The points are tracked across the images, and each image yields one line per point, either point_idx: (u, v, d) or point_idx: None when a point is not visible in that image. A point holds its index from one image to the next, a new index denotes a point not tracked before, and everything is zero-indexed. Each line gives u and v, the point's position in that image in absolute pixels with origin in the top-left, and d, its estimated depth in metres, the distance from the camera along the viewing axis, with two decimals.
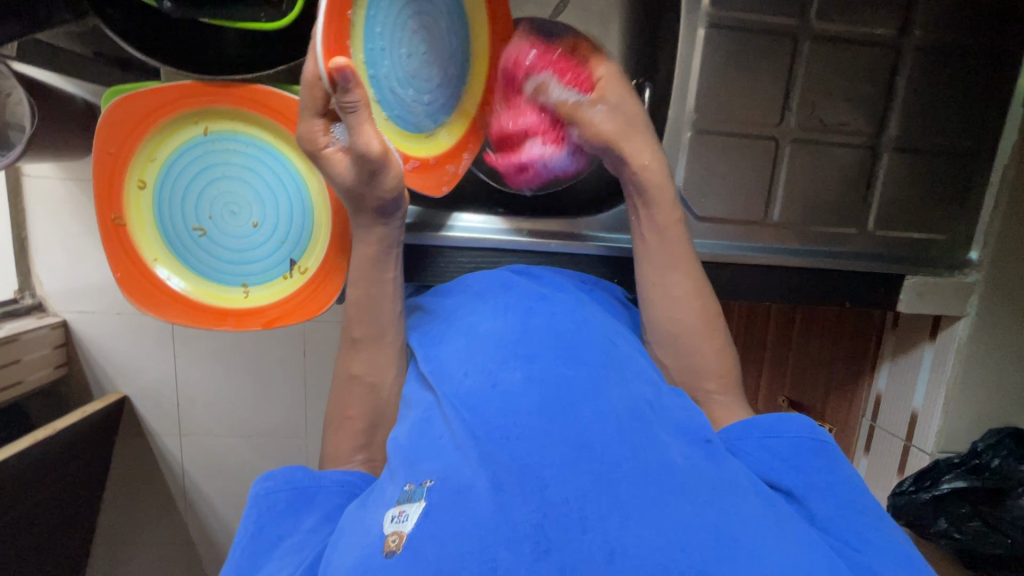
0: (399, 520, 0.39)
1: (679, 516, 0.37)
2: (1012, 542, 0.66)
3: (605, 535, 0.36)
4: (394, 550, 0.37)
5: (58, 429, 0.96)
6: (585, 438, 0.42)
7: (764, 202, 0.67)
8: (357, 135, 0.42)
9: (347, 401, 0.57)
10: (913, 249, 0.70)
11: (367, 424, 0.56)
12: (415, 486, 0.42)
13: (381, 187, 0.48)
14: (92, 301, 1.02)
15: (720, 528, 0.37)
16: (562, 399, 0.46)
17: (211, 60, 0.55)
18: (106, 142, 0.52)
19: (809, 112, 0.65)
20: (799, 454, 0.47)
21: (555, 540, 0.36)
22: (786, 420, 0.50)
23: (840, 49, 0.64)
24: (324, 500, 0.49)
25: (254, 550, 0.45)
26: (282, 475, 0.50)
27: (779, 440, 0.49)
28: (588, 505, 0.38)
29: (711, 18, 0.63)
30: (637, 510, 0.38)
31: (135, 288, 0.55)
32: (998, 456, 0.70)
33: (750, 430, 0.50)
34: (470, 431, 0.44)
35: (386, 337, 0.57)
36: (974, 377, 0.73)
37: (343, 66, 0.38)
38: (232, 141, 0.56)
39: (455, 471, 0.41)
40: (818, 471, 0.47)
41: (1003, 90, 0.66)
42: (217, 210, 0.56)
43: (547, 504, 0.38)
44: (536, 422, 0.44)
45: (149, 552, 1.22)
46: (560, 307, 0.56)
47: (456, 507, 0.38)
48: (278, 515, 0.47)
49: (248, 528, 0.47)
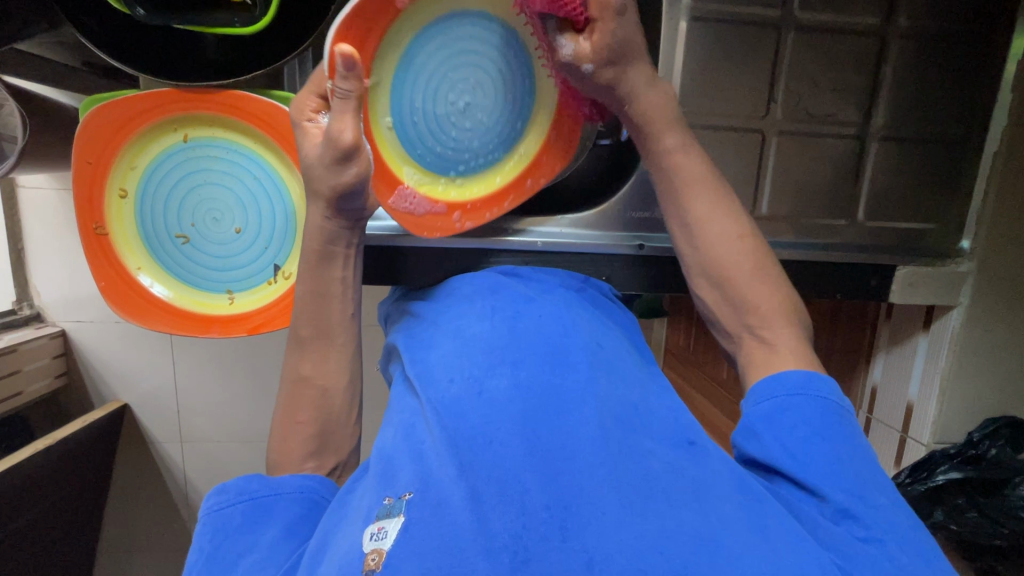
0: (378, 538, 0.38)
1: (662, 523, 0.37)
2: (1009, 531, 0.66)
3: (586, 544, 0.36)
4: (373, 569, 0.36)
5: (58, 438, 0.96)
6: (568, 448, 0.42)
7: (751, 196, 0.67)
8: (334, 119, 0.46)
9: (295, 405, 0.55)
10: (903, 240, 0.69)
11: (318, 429, 0.55)
12: (394, 500, 0.41)
13: (347, 178, 0.49)
14: (88, 311, 1.03)
15: (703, 535, 0.37)
16: (548, 405, 0.45)
17: (185, 65, 0.54)
18: (85, 152, 0.52)
19: (795, 104, 0.65)
20: (822, 422, 0.45)
21: (534, 550, 0.36)
22: (813, 379, 0.48)
23: (826, 39, 0.63)
24: (282, 509, 0.48)
25: (209, 569, 0.44)
26: (235, 488, 0.49)
27: (806, 399, 0.47)
28: (568, 515, 0.37)
29: (693, 11, 0.62)
30: (615, 517, 0.37)
31: (119, 297, 0.55)
32: (993, 446, 0.70)
33: (777, 386, 0.49)
34: (451, 440, 0.44)
35: (336, 339, 0.55)
36: (969, 366, 0.72)
37: (345, 54, 0.43)
38: (212, 147, 0.55)
39: (433, 483, 0.41)
40: (844, 442, 0.45)
41: (990, 78, 0.65)
42: (200, 217, 0.56)
43: (525, 513, 0.38)
44: (518, 430, 0.43)
45: (149, 560, 1.22)
46: (546, 310, 0.55)
47: (435, 519, 0.38)
48: (234, 530, 0.46)
49: (202, 547, 0.45)
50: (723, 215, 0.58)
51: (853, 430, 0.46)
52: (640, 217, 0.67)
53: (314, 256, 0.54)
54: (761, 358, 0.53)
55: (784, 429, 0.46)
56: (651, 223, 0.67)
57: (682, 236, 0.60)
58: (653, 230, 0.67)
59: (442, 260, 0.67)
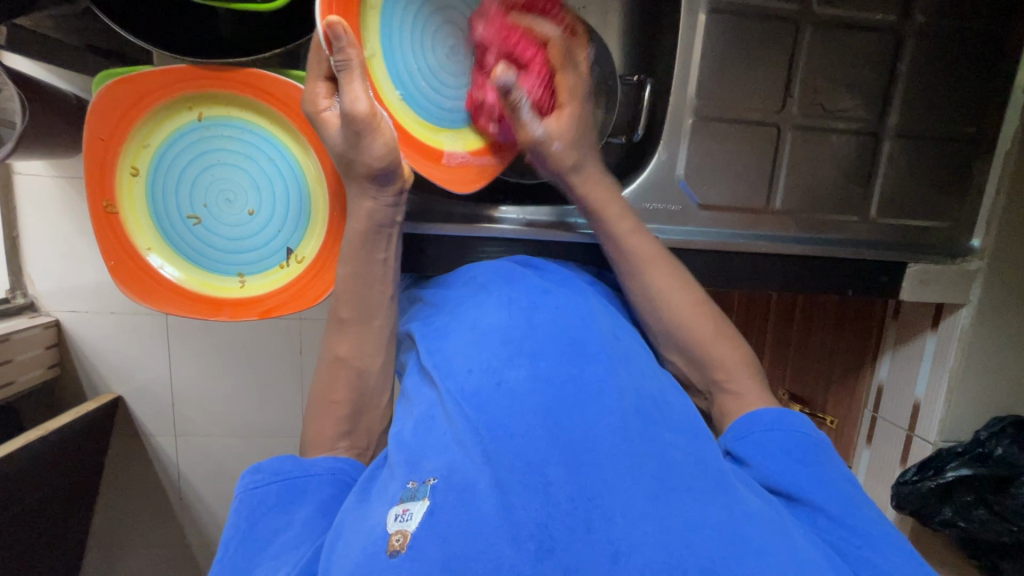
0: (404, 519, 0.37)
1: (685, 515, 0.36)
2: (1018, 529, 0.66)
3: (610, 535, 0.35)
4: (398, 550, 0.36)
5: (51, 428, 0.95)
6: (589, 439, 0.41)
7: (766, 191, 0.67)
8: (346, 91, 0.47)
9: (330, 385, 0.54)
10: (915, 237, 0.69)
11: (352, 410, 0.53)
12: (419, 484, 0.40)
13: (368, 153, 0.49)
14: (83, 301, 1.01)
15: (727, 526, 0.36)
16: (568, 398, 0.44)
17: (194, 41, 0.53)
18: (97, 127, 0.51)
19: (811, 98, 0.65)
20: (802, 451, 0.46)
21: (560, 540, 0.35)
22: (787, 415, 0.48)
23: (841, 35, 0.63)
24: (316, 490, 0.47)
25: (246, 550, 0.43)
26: (270, 468, 0.47)
27: (782, 433, 0.47)
28: (593, 508, 0.37)
29: (712, 3, 0.62)
30: (641, 510, 0.36)
31: (130, 278, 0.54)
32: (1001, 445, 0.69)
33: (755, 421, 0.48)
34: (474, 429, 0.42)
35: (374, 320, 0.55)
36: (977, 366, 0.73)
37: (333, 22, 0.45)
38: (227, 126, 0.55)
39: (458, 467, 0.40)
40: (823, 470, 0.45)
41: (1004, 76, 0.65)
42: (212, 197, 0.55)
43: (551, 503, 0.37)
44: (540, 422, 0.42)
45: (143, 553, 1.20)
46: (563, 300, 0.54)
47: (461, 507, 0.37)
48: (270, 509, 0.45)
49: (238, 523, 0.44)
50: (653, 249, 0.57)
51: (829, 459, 0.46)
52: (656, 208, 0.67)
53: (358, 239, 0.54)
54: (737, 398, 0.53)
55: (763, 456, 0.46)
56: (667, 216, 0.67)
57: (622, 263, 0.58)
58: (668, 222, 0.67)
59: (460, 248, 0.67)
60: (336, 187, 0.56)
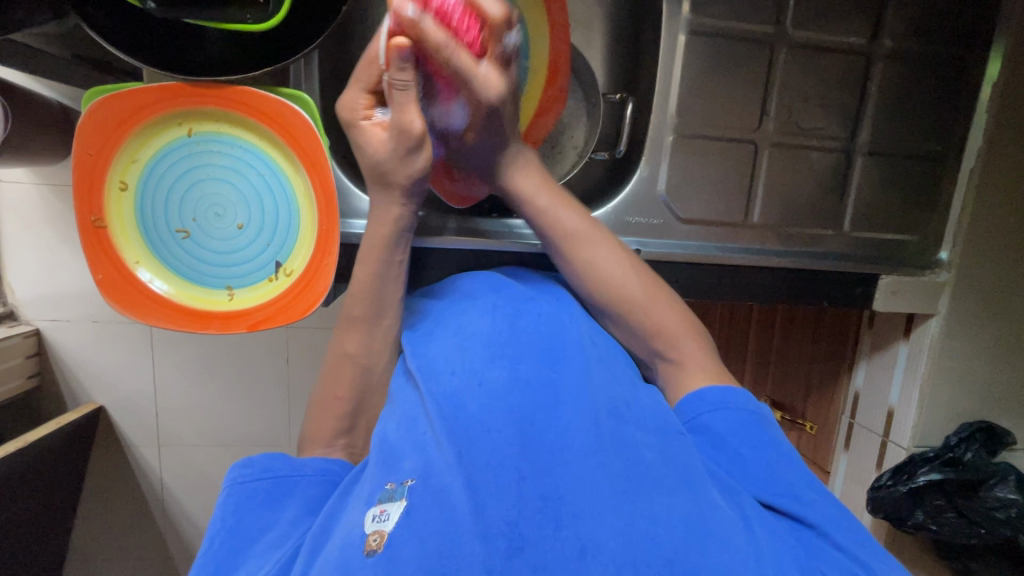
0: (381, 519, 0.38)
1: (651, 510, 0.37)
2: (986, 531, 0.69)
3: (578, 532, 0.36)
4: (375, 550, 0.36)
5: (30, 441, 0.93)
6: (561, 440, 0.42)
7: (744, 204, 0.69)
8: (404, 111, 0.48)
9: (335, 383, 0.55)
10: (886, 250, 0.72)
11: (353, 408, 0.54)
12: (397, 485, 0.41)
13: (414, 166, 0.51)
14: (65, 309, 1.00)
15: (692, 519, 0.37)
16: (544, 400, 0.45)
17: (186, 60, 0.54)
18: (86, 143, 0.52)
19: (786, 117, 0.67)
20: (748, 432, 0.47)
21: (530, 538, 0.35)
22: (732, 393, 0.50)
23: (815, 58, 0.66)
24: (305, 489, 0.48)
25: (230, 543, 0.43)
26: (261, 463, 0.48)
27: (727, 413, 0.48)
28: (564, 503, 0.37)
29: (691, 25, 0.64)
30: (609, 506, 0.37)
31: (117, 292, 0.55)
32: (969, 450, 0.73)
33: (700, 401, 0.49)
34: (450, 431, 0.43)
35: (384, 320, 0.55)
36: (946, 374, 0.75)
37: (405, 45, 0.44)
38: (217, 142, 0.55)
39: (433, 471, 0.40)
40: (772, 450, 0.46)
41: (967, 98, 0.69)
42: (201, 212, 0.56)
43: (521, 501, 0.37)
44: (513, 422, 0.43)
45: (121, 566, 1.18)
46: (545, 308, 0.55)
47: (433, 508, 0.37)
48: (256, 506, 0.46)
49: (224, 518, 0.45)
50: (581, 222, 0.58)
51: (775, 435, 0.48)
52: (638, 222, 0.68)
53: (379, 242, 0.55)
54: (678, 367, 0.54)
55: (714, 442, 0.47)
56: (649, 229, 0.69)
57: (555, 251, 0.58)
58: (651, 235, 0.69)
59: (444, 260, 0.67)
60: (325, 202, 0.56)
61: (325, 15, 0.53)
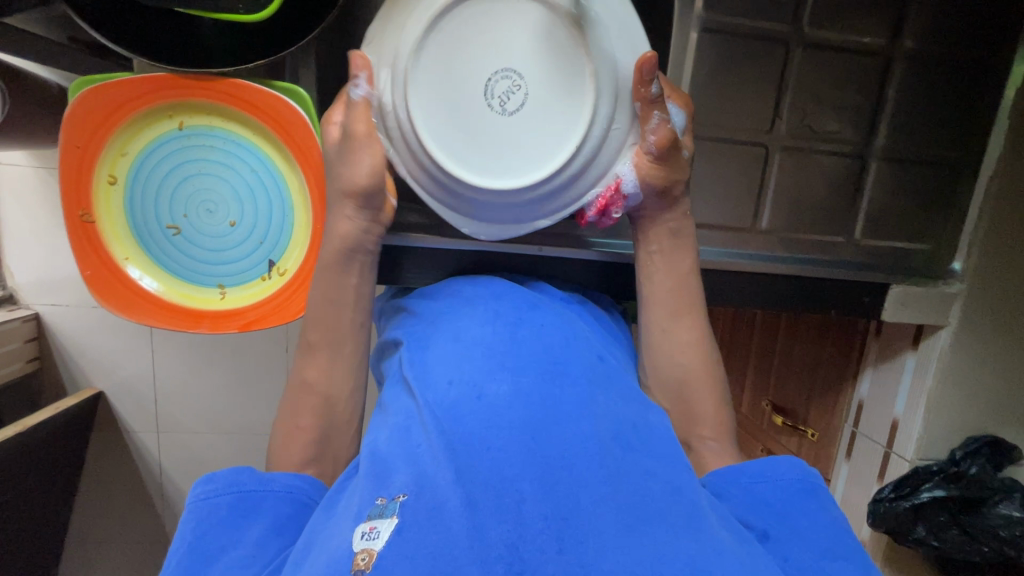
0: (370, 537, 0.36)
1: (656, 547, 0.35)
2: (987, 549, 0.68)
3: (582, 558, 0.34)
4: (362, 569, 0.34)
5: (29, 426, 0.92)
6: (566, 461, 0.39)
7: (753, 209, 0.67)
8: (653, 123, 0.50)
9: (298, 409, 0.53)
10: (898, 258, 0.70)
11: (319, 435, 0.52)
12: (387, 500, 0.38)
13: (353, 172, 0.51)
14: (64, 295, 0.99)
15: (696, 561, 0.35)
16: (546, 415, 0.43)
17: (179, 52, 0.52)
18: (72, 134, 0.50)
19: (800, 120, 0.65)
20: (785, 501, 0.45)
21: (529, 561, 0.34)
22: (774, 463, 0.48)
23: (832, 57, 0.64)
24: (271, 507, 0.46)
25: (192, 560, 0.42)
26: (225, 478, 0.47)
27: (768, 485, 0.46)
28: (562, 530, 0.35)
29: (704, 22, 0.62)
30: (612, 538, 0.35)
31: (106, 289, 0.54)
32: (975, 464, 0.71)
33: (739, 472, 0.48)
34: (448, 443, 0.41)
35: (347, 347, 0.54)
36: (953, 387, 0.74)
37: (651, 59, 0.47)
38: (209, 136, 0.54)
39: (428, 486, 0.38)
40: (808, 516, 0.44)
41: (990, 103, 0.66)
42: (192, 208, 0.54)
43: (523, 524, 0.35)
44: (517, 437, 0.41)
45: (118, 552, 1.18)
46: (550, 319, 0.53)
47: (428, 527, 0.36)
48: (220, 523, 0.44)
49: (185, 536, 0.43)
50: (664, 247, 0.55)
51: (819, 503, 0.45)
52: None
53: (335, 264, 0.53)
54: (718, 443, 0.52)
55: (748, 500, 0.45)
56: None
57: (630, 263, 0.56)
58: None
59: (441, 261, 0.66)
60: (320, 199, 0.55)
61: (324, 7, 0.51)
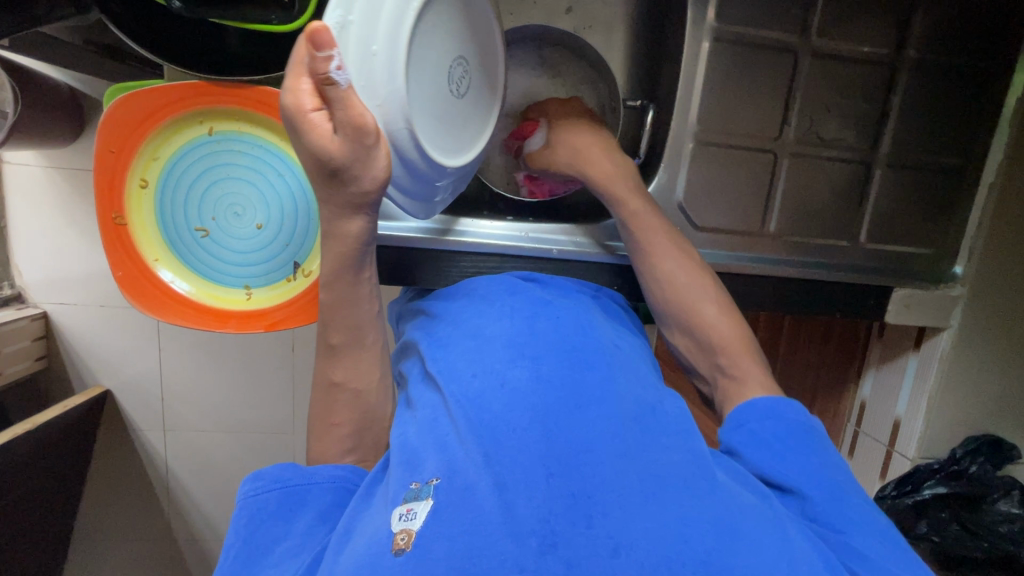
0: (407, 518, 0.37)
1: (682, 513, 0.37)
2: (987, 544, 0.69)
3: (611, 531, 0.35)
4: (402, 548, 0.35)
5: (38, 423, 0.94)
6: (589, 442, 0.41)
7: (761, 214, 0.69)
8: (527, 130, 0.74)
9: (330, 410, 0.54)
10: (902, 262, 0.72)
11: (354, 428, 0.54)
12: (421, 484, 0.40)
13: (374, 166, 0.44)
14: (72, 293, 1.00)
15: (724, 525, 0.37)
16: (568, 400, 0.44)
17: (209, 59, 0.54)
18: (107, 140, 0.52)
19: (808, 127, 0.67)
20: (795, 439, 0.47)
21: (562, 534, 0.35)
22: (780, 404, 0.50)
23: (838, 66, 0.65)
24: (316, 499, 0.47)
25: (246, 554, 0.44)
26: (270, 475, 0.48)
27: (775, 423, 0.48)
28: (592, 502, 0.37)
29: (715, 32, 0.64)
30: (640, 508, 0.37)
31: (136, 290, 0.55)
32: (974, 463, 0.74)
33: (749, 411, 0.50)
34: (475, 429, 0.43)
35: (367, 341, 0.54)
36: (955, 388, 0.76)
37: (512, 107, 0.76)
38: (237, 142, 0.55)
39: (459, 469, 0.40)
40: (815, 455, 0.46)
41: (991, 111, 0.68)
42: (221, 211, 0.56)
43: (552, 498, 0.37)
44: (541, 421, 0.42)
45: (128, 547, 1.20)
46: (566, 311, 0.55)
47: (461, 506, 0.37)
48: (269, 515, 0.46)
49: (237, 532, 0.45)
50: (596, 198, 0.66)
51: (820, 445, 0.47)
52: None
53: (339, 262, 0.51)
54: (739, 385, 0.54)
55: (758, 444, 0.47)
56: None
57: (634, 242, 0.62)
58: None
59: (459, 262, 0.67)
60: None
61: None
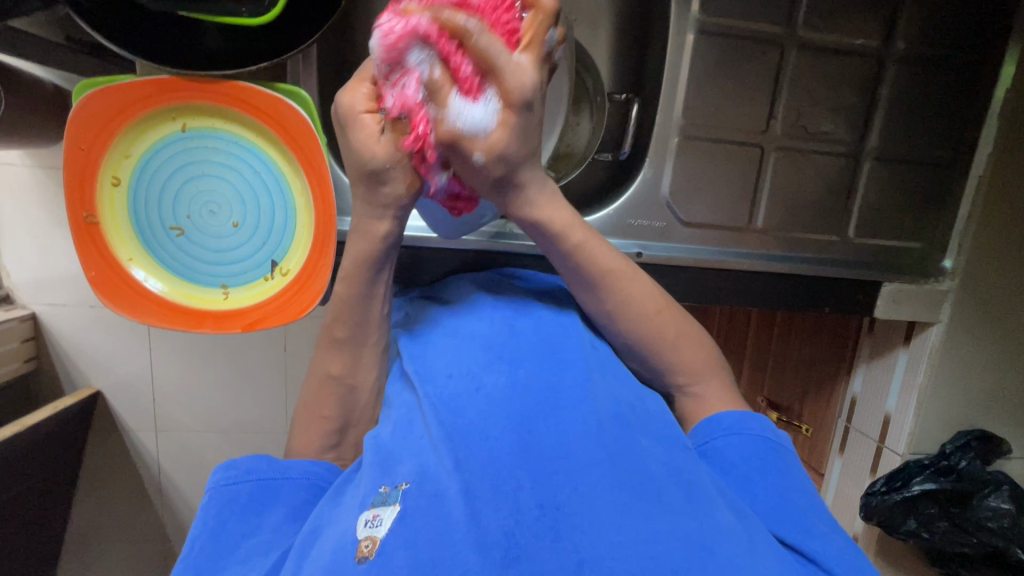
0: (373, 526, 0.37)
1: (652, 527, 0.36)
2: (977, 541, 0.70)
3: (576, 545, 0.35)
4: (366, 556, 0.35)
5: (29, 424, 0.93)
6: (562, 448, 0.40)
7: (748, 209, 0.68)
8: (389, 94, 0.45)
9: (318, 400, 0.52)
10: (891, 256, 0.71)
11: (340, 424, 0.52)
12: (390, 488, 0.39)
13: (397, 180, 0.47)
14: (59, 293, 0.99)
15: (695, 538, 0.36)
16: (544, 404, 0.44)
17: (180, 54, 0.51)
18: (78, 136, 0.51)
19: (795, 120, 0.66)
20: (765, 463, 0.46)
21: (526, 547, 0.34)
22: (750, 419, 0.50)
23: (825, 58, 0.65)
24: (289, 495, 0.47)
25: (211, 547, 0.43)
26: (245, 465, 0.47)
27: (740, 440, 0.48)
28: (560, 515, 0.36)
29: (700, 24, 0.63)
30: (609, 520, 0.36)
31: (108, 290, 0.54)
32: (965, 458, 0.73)
33: (714, 428, 0.49)
34: (447, 434, 0.42)
35: (369, 342, 0.52)
36: (944, 383, 0.75)
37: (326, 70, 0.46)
38: (212, 138, 0.54)
39: (430, 475, 0.39)
40: (784, 478, 0.46)
41: (979, 104, 0.67)
42: (196, 209, 0.55)
43: (519, 509, 0.36)
44: (515, 427, 0.42)
45: (117, 550, 1.18)
46: (547, 312, 0.54)
47: (428, 513, 0.37)
48: (241, 508, 0.45)
49: (207, 521, 0.44)
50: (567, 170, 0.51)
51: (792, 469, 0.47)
52: (640, 225, 0.68)
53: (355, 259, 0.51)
54: (697, 402, 0.53)
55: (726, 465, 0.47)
56: (651, 232, 0.68)
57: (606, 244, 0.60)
58: (653, 238, 0.68)
59: (443, 259, 0.66)
60: (322, 201, 0.55)
61: (326, 10, 0.51)
